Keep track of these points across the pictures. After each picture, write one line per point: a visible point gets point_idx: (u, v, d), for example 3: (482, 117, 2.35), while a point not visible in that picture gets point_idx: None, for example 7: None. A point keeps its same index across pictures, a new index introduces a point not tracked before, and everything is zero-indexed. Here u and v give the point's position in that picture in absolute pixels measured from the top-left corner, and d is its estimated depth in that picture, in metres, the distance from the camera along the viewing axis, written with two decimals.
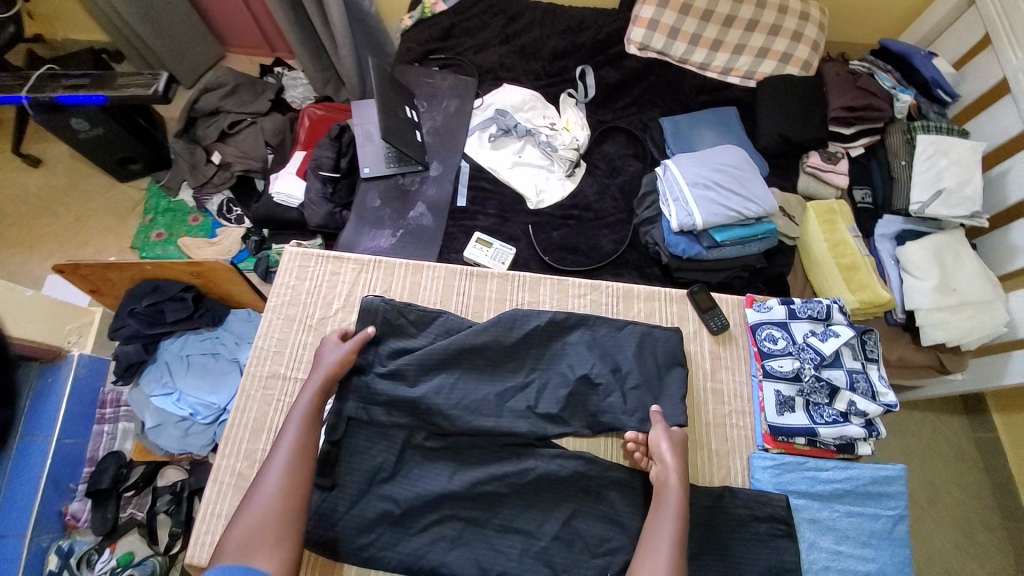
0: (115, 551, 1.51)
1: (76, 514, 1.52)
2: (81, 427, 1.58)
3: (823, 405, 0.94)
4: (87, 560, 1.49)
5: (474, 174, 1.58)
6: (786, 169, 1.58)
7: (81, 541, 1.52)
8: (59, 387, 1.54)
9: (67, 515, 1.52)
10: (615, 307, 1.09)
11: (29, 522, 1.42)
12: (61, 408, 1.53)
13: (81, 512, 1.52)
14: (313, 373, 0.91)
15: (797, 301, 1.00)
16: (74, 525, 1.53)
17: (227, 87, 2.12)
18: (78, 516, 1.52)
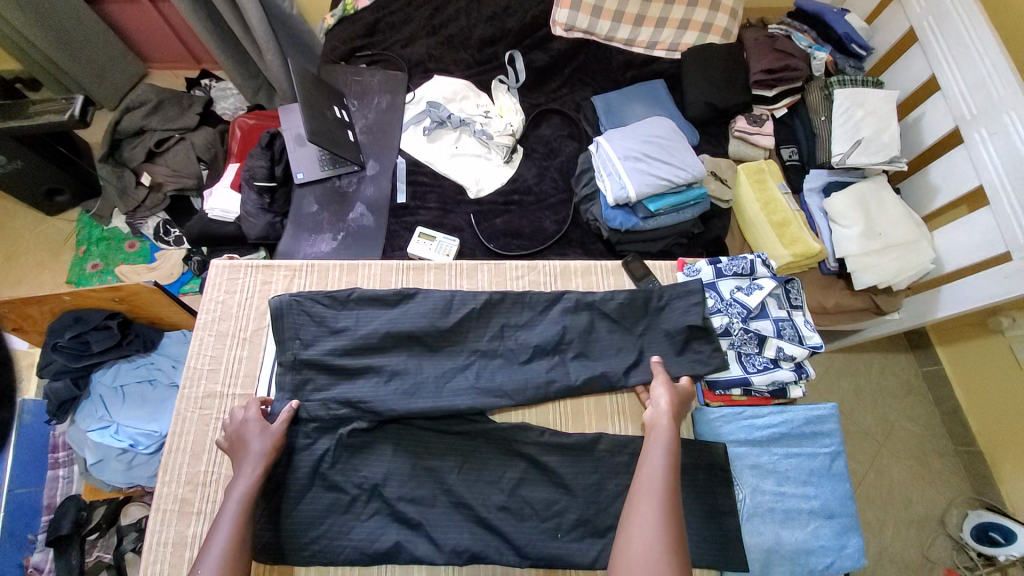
0: None
1: (37, 565, 1.46)
2: (32, 474, 1.54)
3: (753, 355, 0.98)
4: None
5: (411, 169, 1.57)
6: (715, 135, 1.64)
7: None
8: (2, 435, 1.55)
9: (29, 568, 1.46)
10: (553, 282, 1.09)
11: None
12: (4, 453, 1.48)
13: (42, 563, 1.46)
14: (249, 455, 0.84)
15: (723, 259, 1.04)
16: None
17: (149, 103, 2.03)
18: (40, 567, 1.46)
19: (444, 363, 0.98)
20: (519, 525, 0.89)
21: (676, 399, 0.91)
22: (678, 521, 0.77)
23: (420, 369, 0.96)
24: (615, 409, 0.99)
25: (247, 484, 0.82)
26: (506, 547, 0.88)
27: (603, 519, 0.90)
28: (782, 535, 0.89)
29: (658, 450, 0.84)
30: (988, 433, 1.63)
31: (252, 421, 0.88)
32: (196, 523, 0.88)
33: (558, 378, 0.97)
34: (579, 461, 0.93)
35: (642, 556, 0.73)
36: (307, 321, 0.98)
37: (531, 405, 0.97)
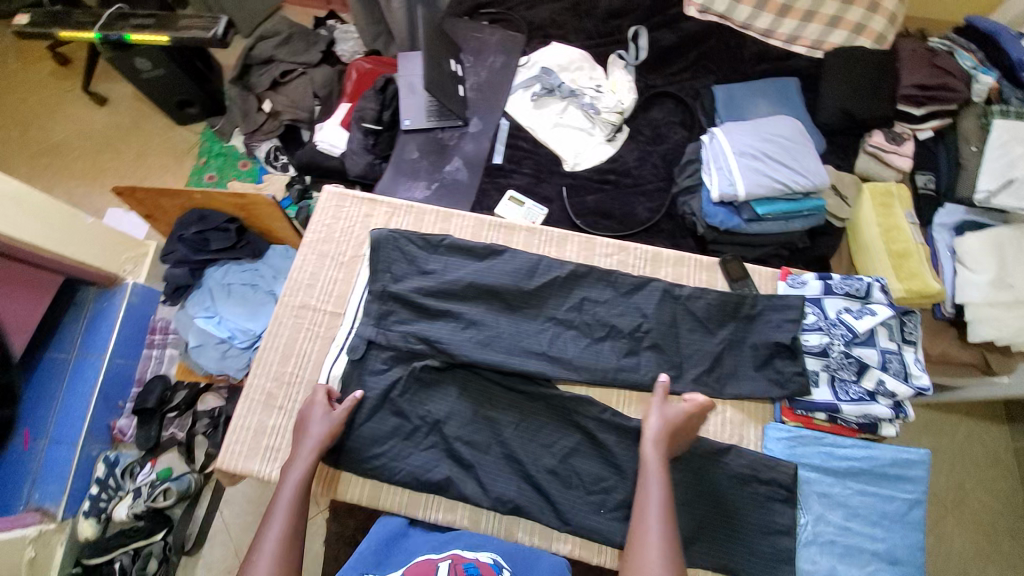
0: (156, 466, 1.77)
1: (123, 429, 1.80)
2: (132, 350, 1.85)
3: (849, 382, 0.91)
4: (131, 472, 1.76)
5: (513, 132, 1.57)
6: (844, 147, 1.50)
7: (126, 454, 1.80)
8: (114, 310, 1.80)
9: (115, 429, 1.80)
10: (642, 268, 1.04)
11: (81, 433, 1.69)
12: (113, 330, 1.78)
13: (126, 428, 1.80)
14: (308, 439, 0.89)
15: (836, 276, 0.97)
16: (120, 439, 1.81)
17: (281, 36, 2.20)
18: (124, 431, 1.80)
19: (520, 323, 0.99)
20: (563, 493, 0.90)
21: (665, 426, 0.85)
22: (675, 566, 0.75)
23: (496, 323, 0.98)
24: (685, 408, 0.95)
25: (302, 471, 0.87)
26: (545, 508, 0.89)
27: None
28: (837, 569, 0.84)
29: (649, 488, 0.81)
30: None
31: (317, 404, 0.92)
32: (275, 415, 0.97)
33: (631, 362, 0.96)
34: (637, 446, 0.92)
35: None
36: (400, 258, 1.03)
37: (599, 383, 0.96)
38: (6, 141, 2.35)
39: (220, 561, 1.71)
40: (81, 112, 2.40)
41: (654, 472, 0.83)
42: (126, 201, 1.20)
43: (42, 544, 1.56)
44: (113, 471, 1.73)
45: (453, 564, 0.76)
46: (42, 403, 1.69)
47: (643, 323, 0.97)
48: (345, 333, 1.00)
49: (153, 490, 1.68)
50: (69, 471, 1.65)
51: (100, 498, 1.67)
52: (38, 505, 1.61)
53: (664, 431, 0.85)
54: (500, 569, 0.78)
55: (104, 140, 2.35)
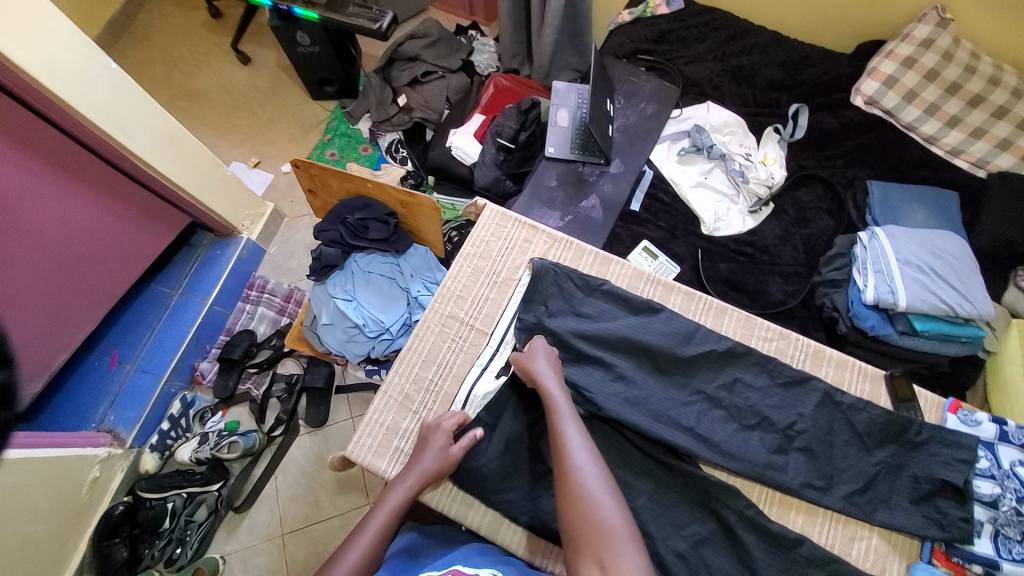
0: (225, 416, 1.83)
1: (203, 372, 1.84)
2: (229, 300, 1.92)
3: (1013, 541, 0.84)
4: (201, 417, 1.81)
5: (654, 183, 1.57)
6: (1001, 276, 1.41)
7: (199, 398, 1.84)
8: (224, 259, 1.88)
9: (196, 370, 1.84)
10: (802, 362, 1.01)
11: (168, 367, 1.75)
12: (221, 277, 1.86)
13: (207, 373, 1.84)
14: (421, 461, 0.89)
15: (1012, 423, 0.92)
16: (199, 381, 1.85)
17: (430, 38, 2.28)
18: (204, 374, 1.84)
19: (668, 389, 0.97)
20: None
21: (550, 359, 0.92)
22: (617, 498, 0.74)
23: (644, 384, 0.96)
24: (824, 527, 0.91)
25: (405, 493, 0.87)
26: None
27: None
28: None
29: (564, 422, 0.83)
30: None
31: (443, 430, 0.92)
32: (400, 421, 0.99)
33: (778, 461, 0.92)
34: (774, 551, 0.87)
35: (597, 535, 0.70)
36: (558, 294, 1.03)
37: (739, 474, 0.92)
38: (156, 79, 2.52)
39: (262, 526, 1.71)
40: (226, 68, 2.55)
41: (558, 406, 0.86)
42: (299, 173, 1.27)
43: (106, 467, 1.58)
44: (185, 411, 1.79)
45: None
46: (140, 331, 1.74)
47: (796, 422, 0.94)
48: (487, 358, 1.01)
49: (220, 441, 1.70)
50: (147, 402, 1.70)
51: (169, 434, 1.73)
52: (111, 427, 1.64)
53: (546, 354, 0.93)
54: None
55: (242, 98, 2.48)
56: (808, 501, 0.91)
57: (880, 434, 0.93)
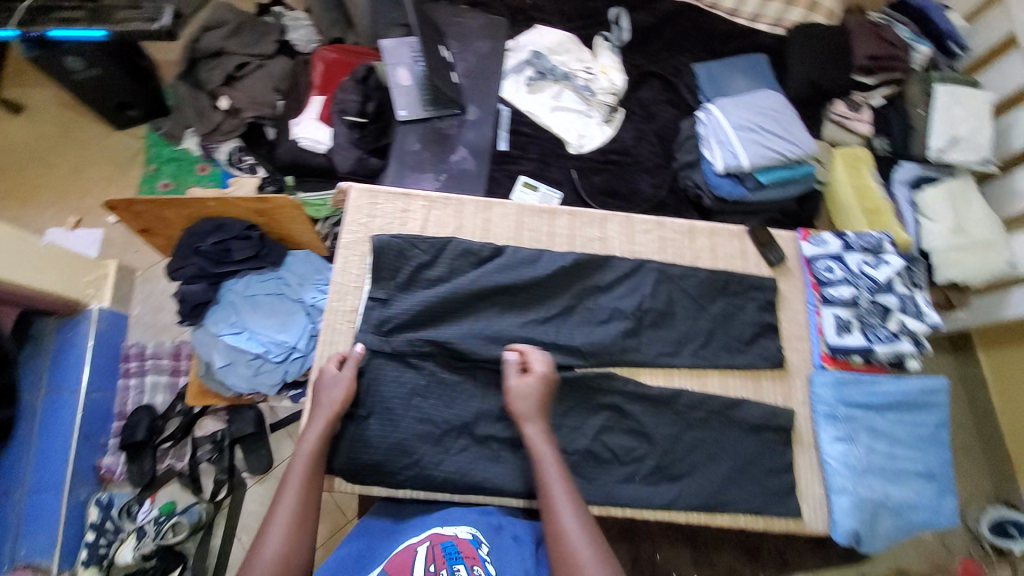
0: (156, 501, 1.57)
1: (110, 467, 1.62)
2: (106, 380, 1.67)
3: (877, 327, 1.00)
4: (128, 511, 1.58)
5: (513, 118, 1.57)
6: (813, 117, 1.64)
7: (119, 494, 1.61)
8: (81, 341, 1.61)
9: (101, 468, 1.62)
10: (681, 243, 1.10)
11: (65, 476, 1.53)
12: (84, 362, 1.60)
13: (115, 466, 1.62)
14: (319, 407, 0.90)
15: (851, 233, 1.06)
16: (109, 478, 1.63)
17: (229, 26, 2.01)
18: (112, 469, 1.62)
19: (569, 305, 1.03)
20: (631, 468, 0.95)
21: (535, 401, 0.89)
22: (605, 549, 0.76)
23: (555, 307, 1.03)
24: (738, 381, 1.01)
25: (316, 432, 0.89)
26: (623, 487, 0.93)
27: (677, 466, 0.95)
28: (891, 492, 0.94)
29: (552, 470, 0.83)
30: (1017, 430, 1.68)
31: (327, 368, 0.93)
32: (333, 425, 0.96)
33: (685, 332, 1.03)
34: (705, 408, 0.98)
35: None
36: (450, 253, 1.04)
37: (657, 365, 1.00)
38: None
39: None
40: None
41: (544, 454, 0.85)
42: (124, 216, 1.11)
43: None
44: (108, 514, 1.56)
45: (432, 547, 0.80)
46: (14, 450, 1.50)
47: (689, 294, 1.05)
48: (364, 330, 0.98)
49: (160, 526, 1.53)
50: (56, 522, 1.49)
51: (100, 543, 1.53)
52: (27, 561, 1.47)
53: (529, 395, 0.89)
54: (479, 542, 0.83)
55: (24, 152, 2.04)
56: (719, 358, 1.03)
57: (756, 280, 1.07)
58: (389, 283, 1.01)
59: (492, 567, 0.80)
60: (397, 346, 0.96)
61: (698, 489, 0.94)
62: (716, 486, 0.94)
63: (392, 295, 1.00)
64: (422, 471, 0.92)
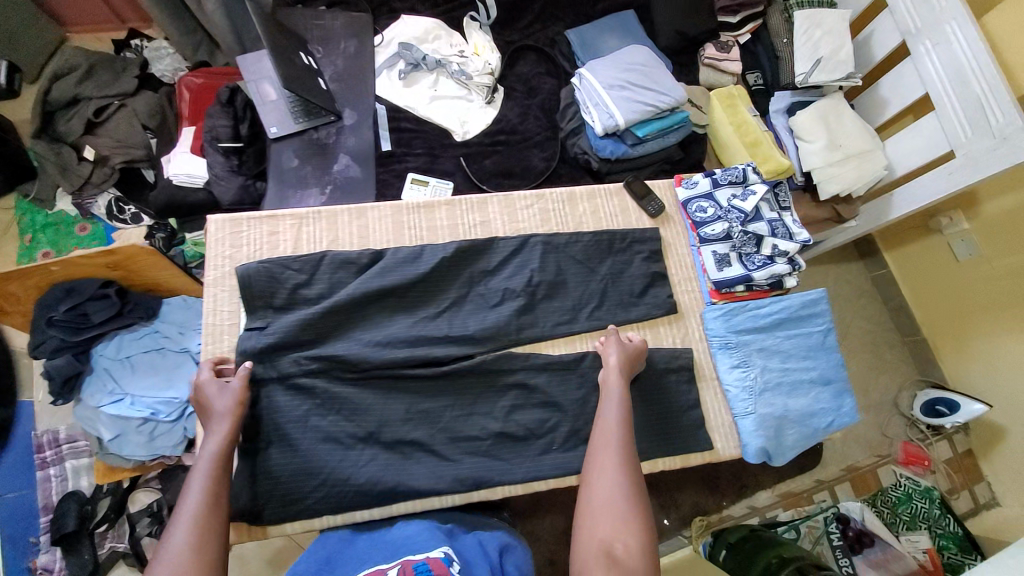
0: None
1: (47, 565, 1.43)
2: (21, 477, 1.44)
3: (752, 254, 1.05)
4: None
5: (392, 115, 1.52)
6: (687, 64, 1.67)
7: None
8: None
9: (37, 569, 1.43)
10: (563, 212, 1.11)
11: None
12: None
13: (51, 562, 1.43)
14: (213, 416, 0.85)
15: (718, 170, 1.09)
16: None
17: (80, 69, 1.80)
18: (49, 567, 1.43)
19: (459, 295, 1.02)
20: (547, 439, 0.96)
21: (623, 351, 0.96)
22: (637, 478, 0.82)
23: (447, 299, 1.02)
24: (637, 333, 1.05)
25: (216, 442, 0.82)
26: (541, 460, 0.95)
27: (590, 427, 0.97)
28: (790, 403, 1.00)
29: (612, 403, 0.90)
30: (931, 321, 1.74)
31: (208, 381, 0.88)
32: (227, 468, 0.91)
33: (579, 298, 1.05)
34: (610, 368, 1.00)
35: (607, 502, 0.79)
36: (328, 267, 1.00)
37: (558, 335, 1.02)
38: None
39: None
40: None
41: (614, 395, 0.92)
42: None
43: None
44: None
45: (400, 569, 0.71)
46: None
47: (575, 261, 1.06)
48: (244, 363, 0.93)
49: None
50: None
51: None
52: None
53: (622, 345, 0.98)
54: (451, 561, 0.75)
55: None
56: (617, 317, 1.04)
57: (638, 235, 1.10)
58: (266, 308, 0.96)
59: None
60: (285, 368, 0.93)
61: None
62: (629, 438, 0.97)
63: (270, 319, 0.96)
64: (332, 488, 0.89)
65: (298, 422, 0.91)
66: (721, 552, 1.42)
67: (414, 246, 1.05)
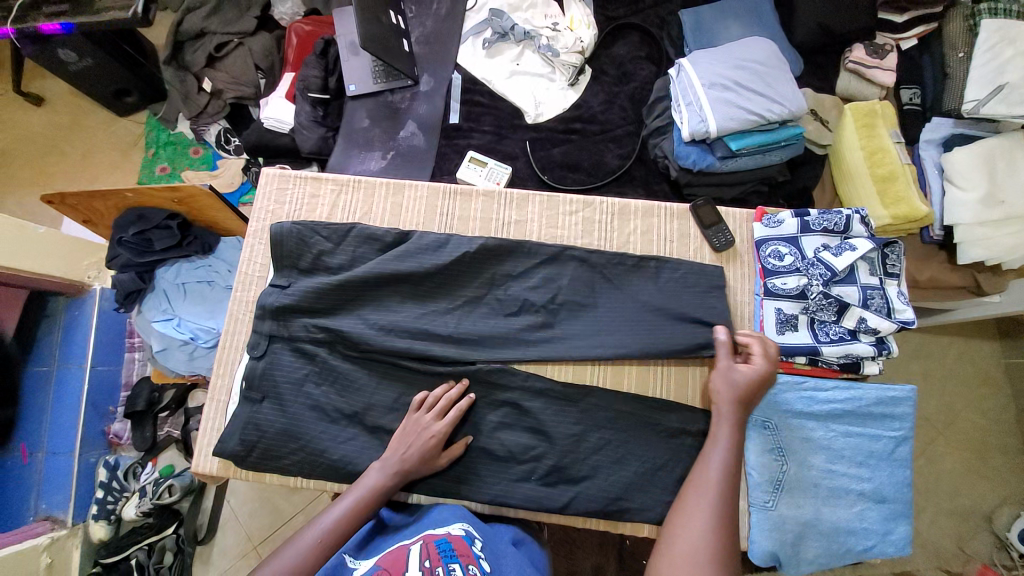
0: (157, 465, 1.56)
1: (118, 433, 1.56)
2: (114, 354, 1.59)
3: (828, 323, 0.87)
4: (133, 473, 1.52)
5: (467, 86, 1.44)
6: (823, 67, 1.36)
7: (125, 456, 1.56)
8: (86, 318, 1.53)
9: (110, 434, 1.56)
10: (610, 226, 0.99)
11: (76, 441, 1.48)
12: (90, 337, 1.52)
13: (122, 431, 1.56)
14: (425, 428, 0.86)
15: (813, 212, 0.91)
16: (118, 443, 1.57)
17: (208, 3, 1.80)
18: (121, 435, 1.56)
19: (474, 295, 0.96)
20: (527, 467, 0.89)
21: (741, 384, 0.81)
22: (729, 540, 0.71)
23: (462, 295, 0.96)
24: (660, 376, 0.93)
25: (381, 475, 0.83)
26: (514, 487, 0.88)
27: (577, 468, 0.88)
28: (823, 513, 0.82)
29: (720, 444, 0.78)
30: None
31: (439, 390, 0.89)
32: (228, 409, 0.98)
33: (605, 328, 0.93)
34: (618, 412, 0.90)
35: (687, 555, 0.69)
36: (353, 240, 0.99)
37: (568, 361, 0.92)
38: None
39: (233, 546, 1.50)
40: (14, 112, 2.02)
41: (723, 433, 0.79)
42: (62, 209, 1.23)
43: (57, 550, 1.38)
44: (113, 476, 1.50)
45: (425, 546, 0.75)
46: (28, 417, 1.46)
47: (607, 285, 0.94)
48: (262, 317, 0.95)
49: (157, 488, 1.46)
50: (69, 483, 1.46)
51: (107, 499, 1.46)
52: (48, 513, 1.44)
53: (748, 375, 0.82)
54: (472, 540, 0.78)
55: (42, 143, 2.00)
56: (643, 357, 0.92)
57: (690, 269, 0.95)
58: (291, 269, 0.97)
59: (488, 566, 0.75)
60: (293, 330, 0.94)
61: (597, 495, 0.87)
62: (618, 492, 0.87)
63: (293, 280, 0.97)
64: (309, 456, 0.92)
65: (292, 386, 0.93)
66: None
67: (441, 234, 1.00)
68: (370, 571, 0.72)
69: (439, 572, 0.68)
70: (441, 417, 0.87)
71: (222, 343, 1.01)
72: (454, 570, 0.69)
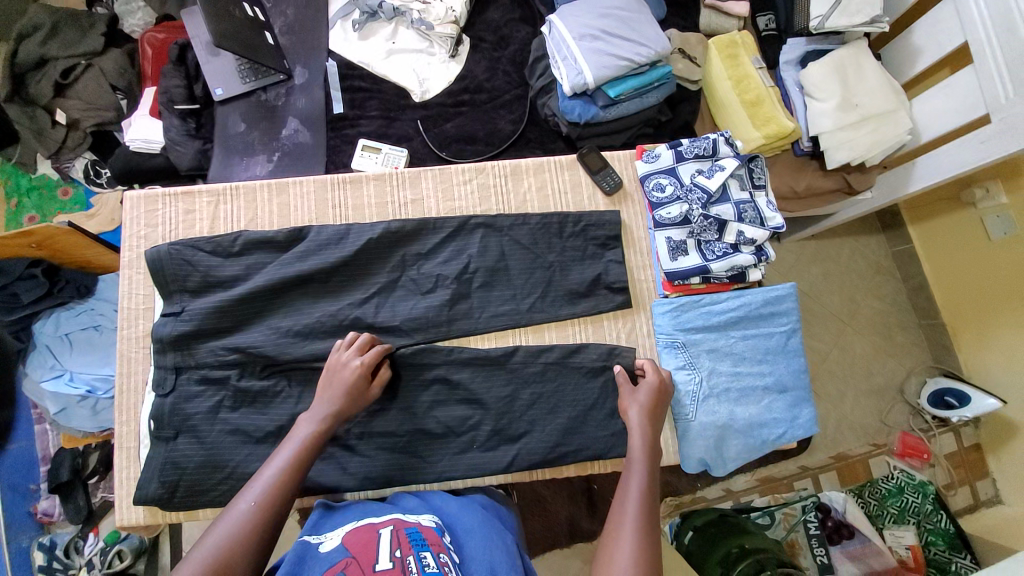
0: (100, 533, 1.37)
1: (47, 511, 1.36)
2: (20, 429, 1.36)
3: (713, 242, 0.94)
4: (75, 547, 1.35)
5: (345, 72, 1.38)
6: (683, 6, 1.43)
7: (63, 533, 1.38)
8: None
9: (38, 513, 1.36)
10: (505, 189, 1.00)
11: None
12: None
13: (51, 508, 1.35)
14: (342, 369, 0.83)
15: (684, 141, 0.97)
16: (50, 521, 1.37)
17: (44, 27, 1.55)
18: (50, 512, 1.36)
19: (383, 283, 0.94)
20: (467, 438, 0.90)
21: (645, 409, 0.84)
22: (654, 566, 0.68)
23: (371, 285, 0.94)
24: (578, 328, 0.95)
25: (312, 425, 0.79)
26: (459, 459, 0.90)
27: (516, 426, 0.91)
28: (737, 411, 0.90)
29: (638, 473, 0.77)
30: (953, 305, 1.51)
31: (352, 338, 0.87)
32: (140, 454, 0.91)
33: (518, 289, 0.95)
34: (544, 366, 0.92)
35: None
36: (243, 249, 0.93)
37: (488, 327, 0.93)
38: None
39: None
40: None
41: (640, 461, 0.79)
42: None
43: None
44: (54, 555, 1.33)
45: (395, 534, 0.73)
46: None
47: (513, 246, 0.96)
48: (161, 350, 0.89)
49: (105, 556, 1.30)
50: None
51: None
52: None
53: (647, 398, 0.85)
54: (445, 533, 0.77)
55: None
56: (558, 310, 0.95)
57: (588, 218, 0.98)
58: (180, 293, 0.90)
59: (458, 555, 0.74)
60: (198, 356, 0.89)
61: (537, 447, 0.90)
62: (556, 439, 0.91)
63: (185, 304, 0.90)
64: (240, 481, 0.88)
65: (208, 414, 0.88)
66: (686, 533, 1.31)
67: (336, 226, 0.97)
68: (339, 555, 0.69)
69: (410, 561, 0.67)
70: (363, 353, 0.85)
71: (118, 386, 0.93)
72: (426, 558, 0.68)
